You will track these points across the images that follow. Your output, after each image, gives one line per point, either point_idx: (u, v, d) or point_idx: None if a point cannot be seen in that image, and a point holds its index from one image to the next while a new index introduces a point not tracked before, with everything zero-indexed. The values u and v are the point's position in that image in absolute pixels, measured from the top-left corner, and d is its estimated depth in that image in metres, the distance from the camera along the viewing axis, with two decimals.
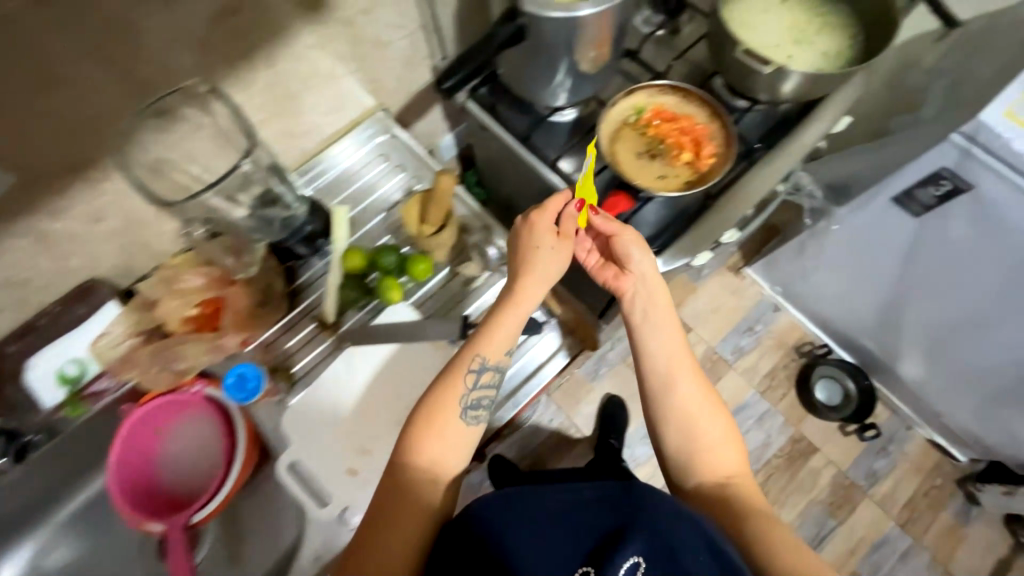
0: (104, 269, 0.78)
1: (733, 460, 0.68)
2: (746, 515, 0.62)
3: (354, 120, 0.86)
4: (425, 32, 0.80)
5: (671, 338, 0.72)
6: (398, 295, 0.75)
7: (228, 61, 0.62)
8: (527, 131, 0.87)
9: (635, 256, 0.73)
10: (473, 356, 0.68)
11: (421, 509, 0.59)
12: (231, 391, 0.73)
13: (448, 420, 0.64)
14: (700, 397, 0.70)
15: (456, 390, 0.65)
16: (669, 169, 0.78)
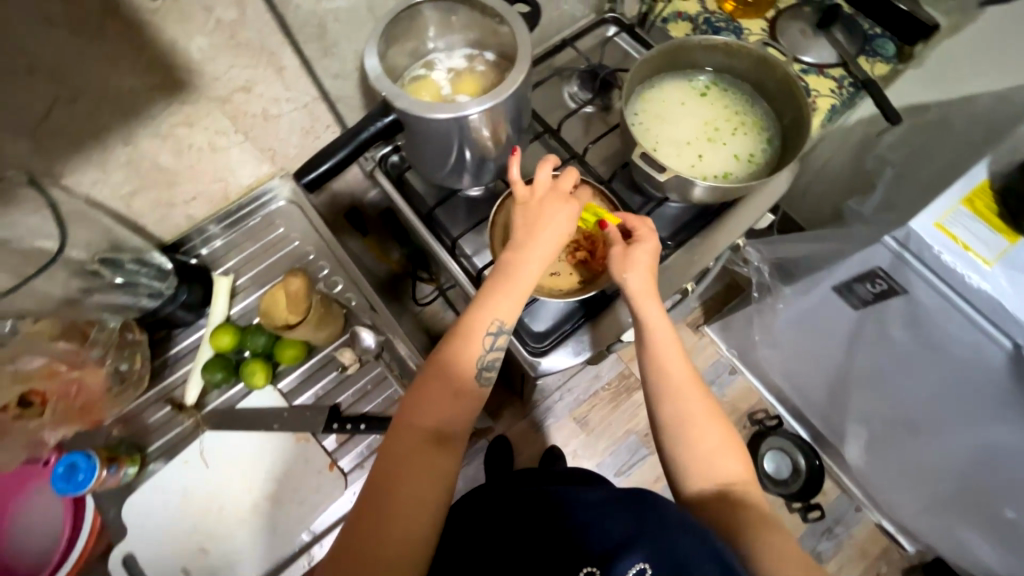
0: None
1: (736, 464, 0.62)
2: (746, 529, 0.56)
3: (248, 186, 0.86)
4: (324, 101, 0.79)
5: (669, 346, 0.66)
6: (263, 379, 0.80)
7: (70, 143, 0.62)
8: (429, 206, 0.85)
9: (631, 263, 0.67)
10: (493, 320, 0.63)
11: (421, 476, 0.56)
12: (59, 483, 0.70)
13: (463, 385, 0.62)
14: (701, 408, 0.64)
15: (471, 350, 0.62)
16: (562, 266, 0.76)
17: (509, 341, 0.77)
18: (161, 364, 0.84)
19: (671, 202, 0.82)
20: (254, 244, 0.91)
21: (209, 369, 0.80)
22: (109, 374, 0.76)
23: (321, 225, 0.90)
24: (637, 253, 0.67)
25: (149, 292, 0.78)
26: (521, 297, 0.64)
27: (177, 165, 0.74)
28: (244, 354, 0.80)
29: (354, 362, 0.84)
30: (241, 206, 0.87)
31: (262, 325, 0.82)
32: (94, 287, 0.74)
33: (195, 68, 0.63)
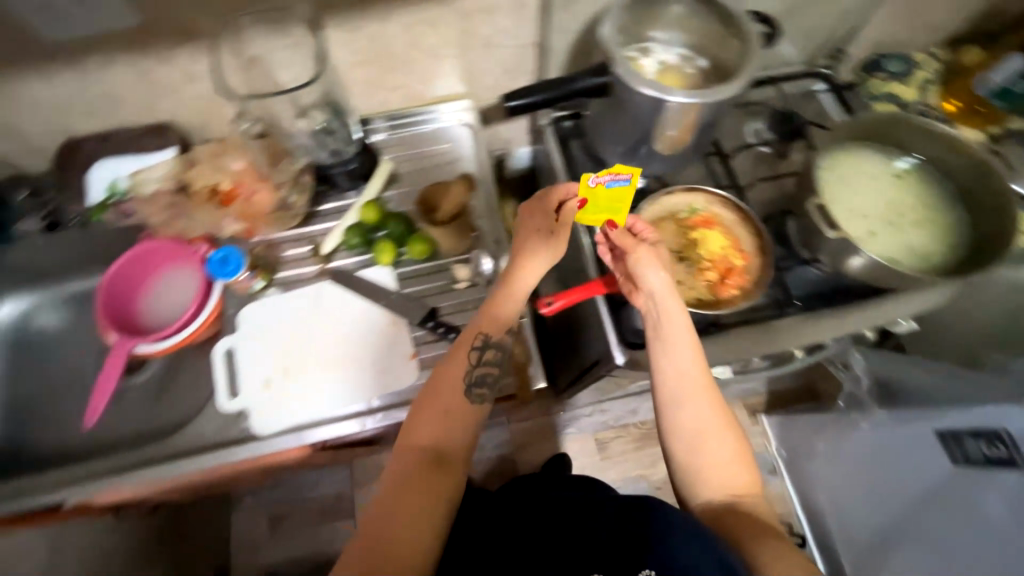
0: (183, 117, 0.81)
1: (743, 474, 0.60)
2: (755, 536, 0.53)
3: (438, 97, 0.90)
4: (537, 50, 0.84)
5: (684, 347, 0.63)
6: (387, 259, 0.80)
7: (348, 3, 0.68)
8: (582, 176, 0.88)
9: (643, 256, 0.67)
10: (476, 334, 0.69)
11: (426, 487, 0.57)
12: (213, 263, 0.77)
13: (457, 404, 0.64)
14: (710, 415, 0.61)
15: (458, 365, 0.67)
16: (686, 278, 0.75)
17: (605, 324, 0.77)
18: (308, 211, 0.84)
19: (816, 267, 0.78)
20: (423, 144, 0.91)
21: (348, 232, 0.82)
22: (277, 201, 0.82)
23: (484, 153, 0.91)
24: (642, 256, 0.67)
25: (331, 149, 0.83)
26: (501, 322, 0.70)
27: (406, 57, 0.79)
28: (382, 232, 0.81)
29: (466, 282, 0.80)
30: (428, 109, 0.90)
31: (406, 215, 0.82)
32: (299, 126, 0.82)
33: None
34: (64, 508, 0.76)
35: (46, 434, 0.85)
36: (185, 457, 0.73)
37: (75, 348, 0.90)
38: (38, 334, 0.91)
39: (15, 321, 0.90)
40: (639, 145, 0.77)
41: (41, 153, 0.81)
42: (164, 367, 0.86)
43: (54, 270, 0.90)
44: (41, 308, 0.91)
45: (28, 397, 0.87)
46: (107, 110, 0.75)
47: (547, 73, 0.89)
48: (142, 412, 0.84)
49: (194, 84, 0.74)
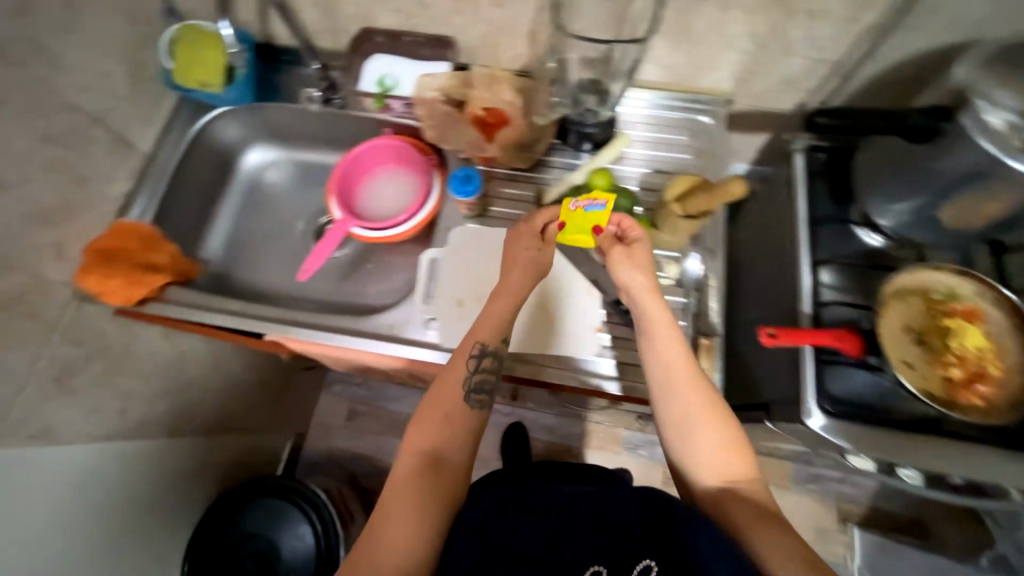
0: (462, 39, 0.83)
1: (738, 463, 0.57)
2: (759, 524, 0.53)
3: (699, 88, 0.86)
4: (832, 71, 0.77)
5: (671, 340, 0.61)
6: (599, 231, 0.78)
7: None
8: (822, 218, 0.81)
9: (630, 262, 0.65)
10: (471, 343, 0.66)
11: (414, 490, 0.57)
12: (454, 180, 0.76)
13: (454, 398, 0.63)
14: (701, 409, 0.59)
15: (455, 375, 0.64)
16: (922, 365, 0.68)
17: (805, 377, 0.72)
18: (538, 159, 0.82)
19: None
20: (664, 130, 0.88)
21: (572, 191, 0.81)
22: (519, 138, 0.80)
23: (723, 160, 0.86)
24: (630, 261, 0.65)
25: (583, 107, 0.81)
26: (517, 292, 0.68)
27: (699, 40, 0.75)
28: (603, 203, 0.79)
29: (671, 280, 0.77)
30: (681, 98, 0.87)
31: (633, 195, 0.79)
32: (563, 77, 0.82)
33: None
34: (264, 339, 0.81)
35: (253, 270, 0.96)
36: (369, 335, 0.78)
37: (290, 210, 1.01)
38: (266, 187, 1.02)
39: (254, 171, 1.02)
40: (927, 207, 0.71)
41: (332, 34, 0.88)
42: (363, 255, 0.94)
43: (297, 138, 1.00)
44: (277, 163, 1.02)
45: (246, 238, 0.99)
46: (409, 11, 0.80)
47: (822, 95, 0.82)
48: (332, 285, 0.93)
49: (496, 7, 0.76)
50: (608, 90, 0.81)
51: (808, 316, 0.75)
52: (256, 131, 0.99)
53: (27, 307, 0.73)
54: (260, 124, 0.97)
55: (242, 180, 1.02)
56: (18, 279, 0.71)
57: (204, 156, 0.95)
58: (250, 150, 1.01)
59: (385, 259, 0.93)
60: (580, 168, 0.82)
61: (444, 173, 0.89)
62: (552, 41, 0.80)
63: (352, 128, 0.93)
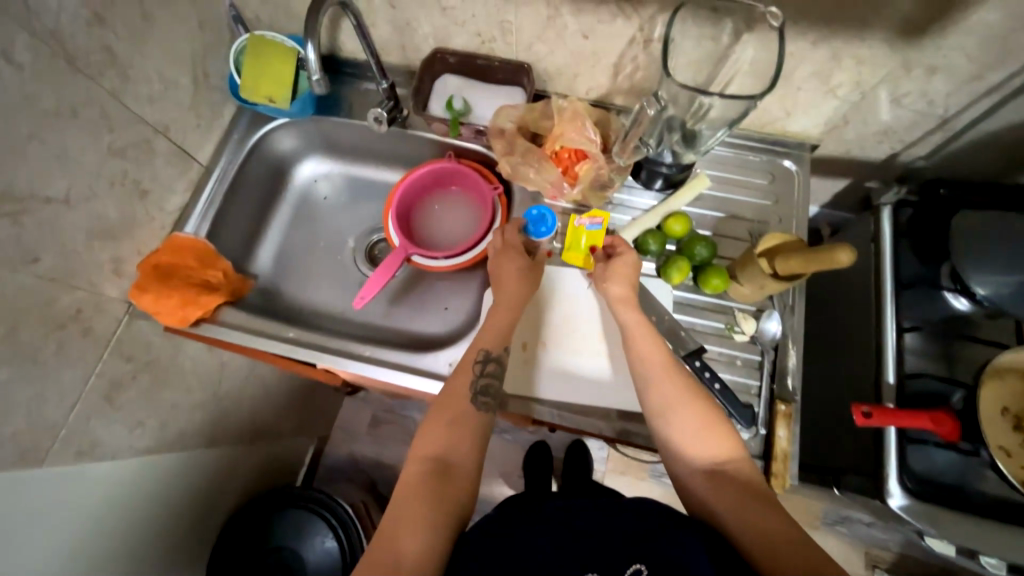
0: (539, 66, 0.80)
1: (721, 445, 0.57)
2: (744, 504, 0.51)
3: (784, 131, 0.82)
4: (936, 124, 0.72)
5: (645, 338, 0.65)
6: (676, 279, 0.74)
7: (802, 17, 0.61)
8: (909, 280, 0.77)
9: (608, 274, 0.70)
10: (476, 350, 0.69)
11: (416, 494, 0.56)
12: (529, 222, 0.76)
13: (458, 398, 0.65)
14: (682, 398, 0.60)
15: (461, 380, 0.66)
16: (1021, 453, 0.64)
17: (887, 453, 0.68)
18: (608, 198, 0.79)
19: None
20: (742, 172, 0.84)
21: (647, 234, 0.77)
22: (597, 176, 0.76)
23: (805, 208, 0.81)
24: (615, 268, 0.70)
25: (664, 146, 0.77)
26: (513, 307, 0.71)
27: (797, 86, 0.71)
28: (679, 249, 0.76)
29: (749, 335, 0.73)
30: (761, 141, 0.84)
31: (712, 242, 0.75)
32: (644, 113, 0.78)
33: (952, 31, 0.58)
34: (316, 366, 0.80)
35: (301, 287, 0.93)
36: (427, 372, 0.76)
37: (340, 226, 0.98)
38: (317, 201, 0.99)
39: (307, 183, 0.99)
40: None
41: (402, 51, 0.85)
42: (416, 279, 0.91)
43: (353, 152, 0.97)
44: (329, 176, 0.99)
45: (296, 252, 0.96)
46: (489, 36, 0.76)
47: (918, 148, 0.78)
48: (383, 310, 0.90)
49: (584, 39, 0.72)
50: (696, 131, 0.74)
51: (891, 386, 0.71)
52: (312, 143, 0.96)
53: (83, 323, 0.71)
54: (318, 136, 0.94)
55: (294, 192, 0.99)
56: (76, 294, 0.69)
57: (258, 168, 0.92)
58: (304, 162, 0.98)
59: (439, 285, 0.90)
60: (653, 209, 0.79)
61: (506, 201, 0.85)
62: (637, 75, 0.76)
63: (415, 147, 0.91)
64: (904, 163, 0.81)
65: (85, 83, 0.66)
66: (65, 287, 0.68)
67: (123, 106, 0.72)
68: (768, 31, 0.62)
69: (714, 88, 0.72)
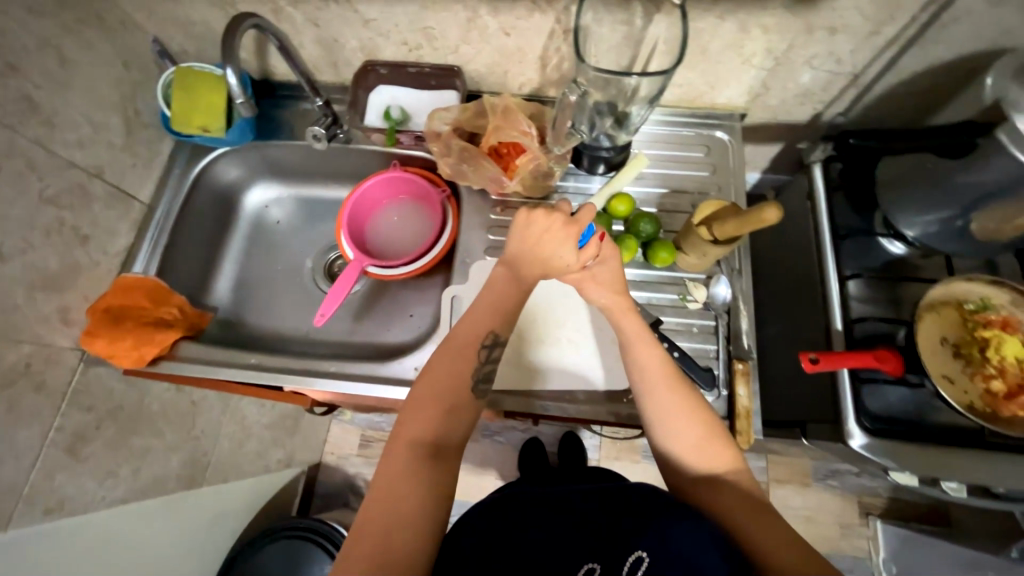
0: (471, 67, 0.82)
1: (721, 452, 0.57)
2: (736, 506, 0.53)
3: (713, 104, 0.86)
4: (850, 82, 0.76)
5: (648, 347, 0.62)
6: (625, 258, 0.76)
7: None
8: (847, 231, 0.80)
9: (600, 283, 0.65)
10: (487, 334, 0.63)
11: (405, 481, 0.54)
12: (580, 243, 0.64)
13: (459, 388, 0.61)
14: (683, 400, 0.59)
15: (461, 365, 0.62)
16: (963, 379, 0.67)
17: (844, 397, 0.71)
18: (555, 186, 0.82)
19: None
20: (677, 148, 0.86)
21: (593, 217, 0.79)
22: (536, 168, 0.77)
23: (742, 175, 0.84)
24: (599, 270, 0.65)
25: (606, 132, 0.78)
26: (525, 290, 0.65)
27: (715, 59, 0.74)
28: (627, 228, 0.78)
29: (701, 303, 0.76)
30: (692, 116, 0.87)
31: (657, 218, 0.77)
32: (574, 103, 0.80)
33: None
34: (283, 389, 0.79)
35: (262, 314, 0.92)
36: (391, 381, 0.76)
37: (295, 249, 0.97)
38: (270, 226, 0.98)
39: (257, 210, 0.98)
40: (953, 219, 0.71)
41: (337, 68, 0.86)
42: (377, 292, 0.91)
43: (302, 174, 0.97)
44: (279, 200, 0.99)
45: (253, 280, 0.95)
46: (418, 43, 0.78)
47: (838, 106, 0.82)
48: (347, 325, 0.89)
49: (507, 36, 0.74)
50: (627, 112, 0.75)
51: (841, 333, 0.74)
52: (258, 169, 0.96)
53: (34, 377, 0.70)
54: (264, 163, 0.94)
55: (246, 220, 0.98)
56: (24, 348, 0.68)
57: (205, 199, 0.92)
58: (252, 189, 0.98)
59: (401, 295, 0.90)
60: (597, 194, 0.81)
61: (455, 204, 0.86)
62: (566, 66, 0.78)
63: (359, 162, 0.91)
64: (828, 121, 0.85)
65: (6, 133, 0.65)
66: (9, 341, 0.66)
67: (50, 153, 0.71)
68: (674, 7, 0.64)
69: (637, 69, 0.74)
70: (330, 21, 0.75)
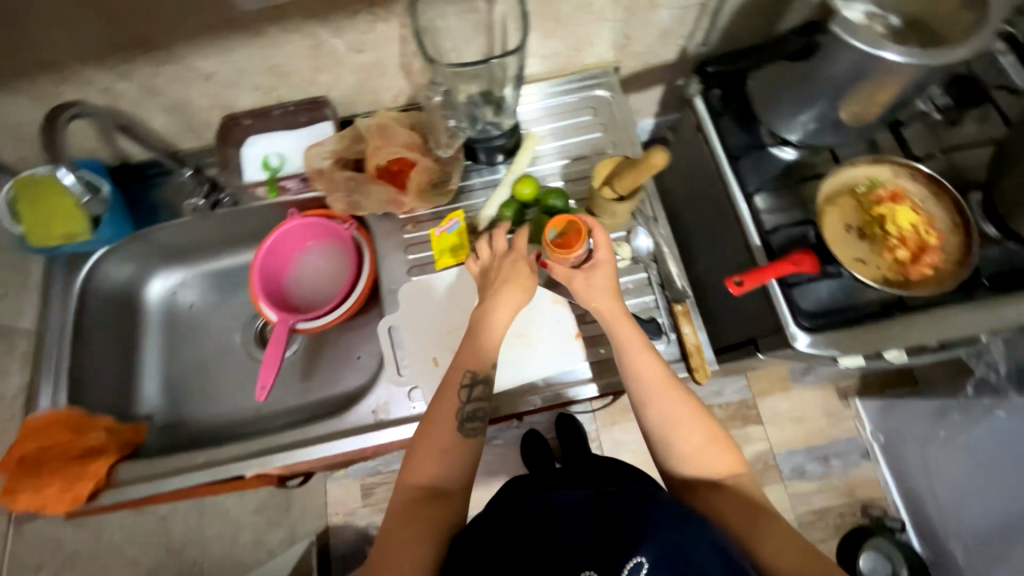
0: (337, 93, 0.79)
1: (722, 456, 0.59)
2: (736, 510, 0.55)
3: (586, 65, 0.86)
4: (701, 11, 0.78)
5: (644, 356, 0.62)
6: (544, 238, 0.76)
7: None
8: (740, 151, 0.83)
9: (592, 287, 0.65)
10: (463, 372, 0.64)
11: (411, 523, 0.55)
12: None
13: (448, 429, 0.61)
14: (682, 405, 0.60)
15: (443, 407, 0.62)
16: (871, 257, 0.72)
17: (779, 307, 0.74)
18: (459, 187, 0.81)
19: (1000, 245, 0.73)
20: (564, 117, 0.86)
21: (503, 209, 0.79)
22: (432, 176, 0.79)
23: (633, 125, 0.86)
24: (597, 275, 0.66)
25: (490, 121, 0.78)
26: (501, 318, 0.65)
27: (569, 22, 0.75)
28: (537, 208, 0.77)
29: (629, 259, 0.77)
30: (570, 82, 0.87)
31: (563, 191, 0.77)
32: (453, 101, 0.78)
33: None
34: (243, 477, 0.75)
35: (203, 403, 0.86)
36: (353, 432, 0.73)
37: (219, 327, 0.91)
38: (184, 311, 0.92)
39: (165, 299, 0.91)
40: (826, 111, 0.73)
41: (199, 131, 0.81)
42: (317, 346, 0.87)
43: (201, 249, 0.91)
44: (187, 282, 0.92)
45: (182, 372, 0.88)
46: (276, 83, 0.74)
47: (699, 35, 0.84)
48: (295, 388, 0.85)
49: (361, 54, 0.72)
50: (502, 96, 0.76)
51: (760, 248, 0.77)
52: (152, 258, 0.89)
53: None
54: (156, 250, 0.87)
55: (156, 314, 0.91)
56: None
57: (102, 304, 0.85)
58: (153, 280, 0.91)
59: (342, 342, 0.86)
60: (501, 183, 0.81)
61: (367, 235, 0.83)
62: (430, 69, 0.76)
63: (254, 220, 0.86)
64: (696, 52, 0.88)
65: None
66: None
67: None
68: None
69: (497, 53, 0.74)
70: (172, 84, 0.70)
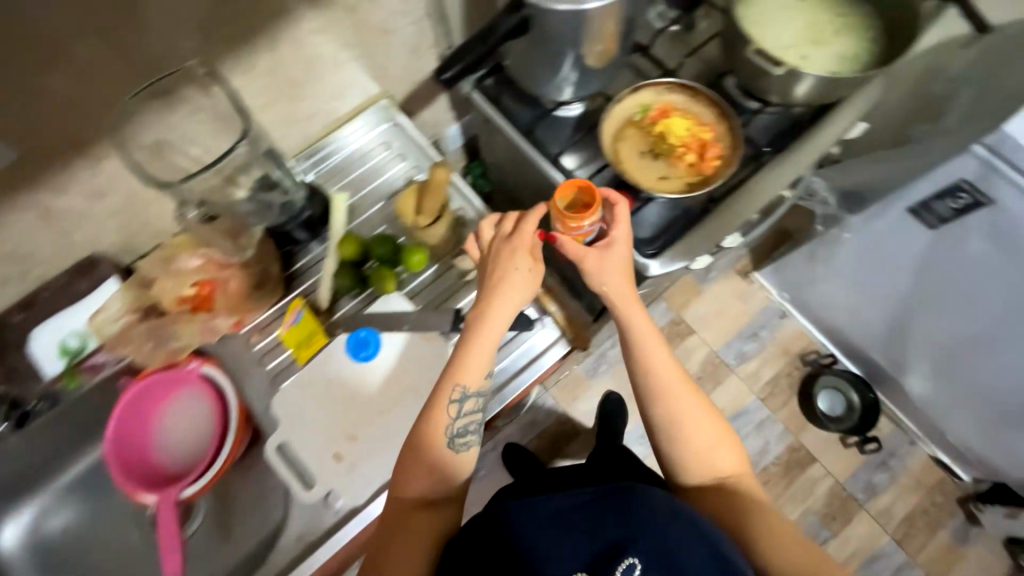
0: (108, 242, 0.73)
1: (728, 457, 0.61)
2: (738, 511, 0.57)
3: (357, 106, 0.85)
4: (435, 18, 0.78)
5: (657, 350, 0.63)
6: (390, 284, 0.77)
7: (230, 42, 0.61)
8: (530, 124, 0.86)
9: (606, 265, 0.63)
10: (453, 386, 0.59)
11: (403, 536, 0.55)
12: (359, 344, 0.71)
13: (431, 446, 0.58)
14: (695, 405, 0.61)
15: (436, 421, 0.58)
16: (669, 171, 0.78)
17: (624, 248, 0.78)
18: (290, 274, 0.79)
19: (767, 110, 0.82)
20: (362, 161, 0.87)
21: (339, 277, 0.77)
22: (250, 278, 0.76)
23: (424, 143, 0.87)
24: (614, 257, 0.63)
25: (283, 201, 0.76)
26: (500, 320, 0.61)
27: (308, 79, 0.74)
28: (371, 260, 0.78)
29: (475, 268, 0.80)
30: (351, 128, 0.86)
31: (388, 235, 0.79)
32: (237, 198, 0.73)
33: None
34: None
35: None
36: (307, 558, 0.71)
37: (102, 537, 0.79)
38: (55, 540, 0.78)
39: (25, 540, 0.78)
40: None
41: None
42: (223, 495, 0.80)
43: (42, 468, 0.78)
44: (45, 511, 0.79)
45: None
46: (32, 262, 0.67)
47: None
48: (220, 548, 0.78)
49: (107, 197, 0.67)
50: (273, 177, 0.74)
51: None
52: None
53: None
54: None
55: (25, 561, 0.78)
56: None
57: None
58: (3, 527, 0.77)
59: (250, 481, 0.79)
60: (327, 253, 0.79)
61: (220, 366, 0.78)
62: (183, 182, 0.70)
63: (86, 405, 0.77)
64: None
65: None
66: None
67: None
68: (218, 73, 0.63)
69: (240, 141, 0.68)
70: None
